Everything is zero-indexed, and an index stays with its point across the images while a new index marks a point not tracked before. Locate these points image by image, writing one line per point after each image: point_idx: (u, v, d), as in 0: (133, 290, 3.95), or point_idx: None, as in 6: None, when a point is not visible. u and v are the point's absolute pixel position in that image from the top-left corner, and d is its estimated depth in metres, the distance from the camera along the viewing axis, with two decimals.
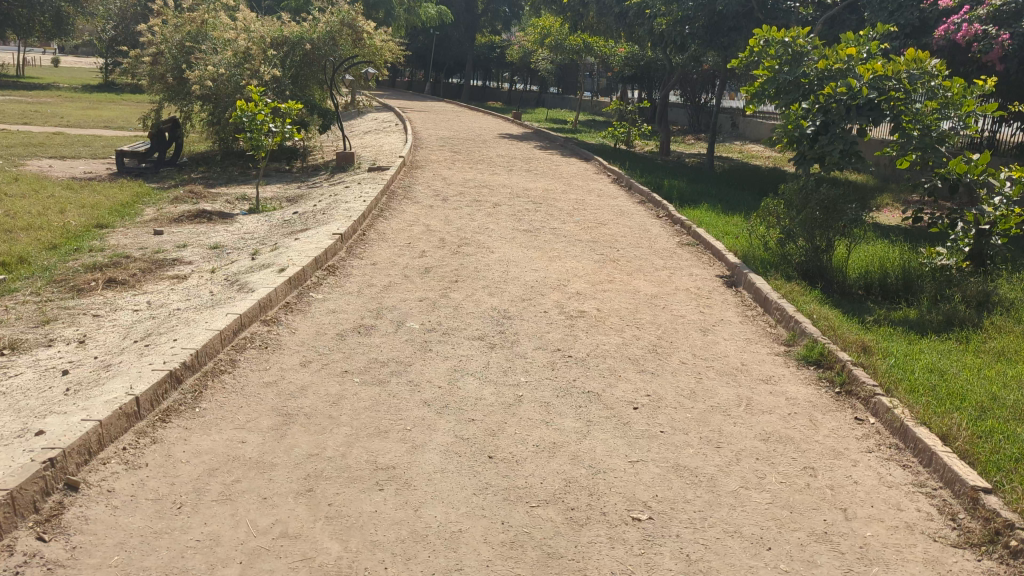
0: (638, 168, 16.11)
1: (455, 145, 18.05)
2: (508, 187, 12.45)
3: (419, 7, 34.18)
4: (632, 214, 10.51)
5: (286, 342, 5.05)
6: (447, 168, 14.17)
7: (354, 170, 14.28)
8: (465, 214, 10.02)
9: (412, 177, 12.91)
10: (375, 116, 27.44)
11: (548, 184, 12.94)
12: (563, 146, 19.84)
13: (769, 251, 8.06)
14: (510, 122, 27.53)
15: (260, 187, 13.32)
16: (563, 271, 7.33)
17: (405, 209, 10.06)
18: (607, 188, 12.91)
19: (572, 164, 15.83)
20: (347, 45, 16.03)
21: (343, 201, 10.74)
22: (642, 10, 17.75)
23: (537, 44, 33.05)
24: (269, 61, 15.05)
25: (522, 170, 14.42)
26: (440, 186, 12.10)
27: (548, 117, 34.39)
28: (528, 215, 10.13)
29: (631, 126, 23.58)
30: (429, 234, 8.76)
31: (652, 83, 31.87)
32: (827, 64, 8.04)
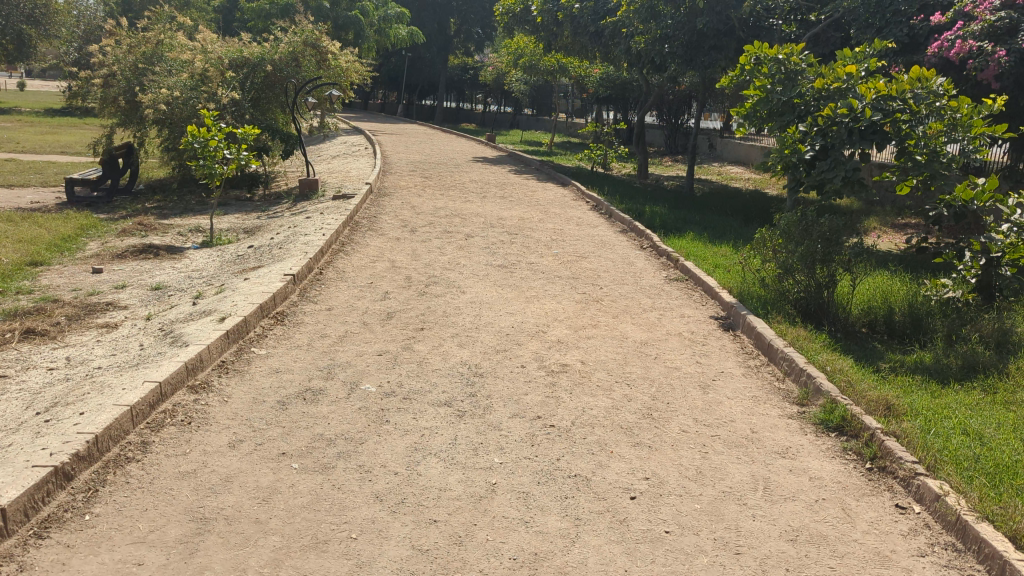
0: (617, 193, 15.48)
1: (426, 171, 17.33)
2: (480, 216, 11.74)
3: (390, 29, 33.59)
4: (612, 245, 9.82)
5: (214, 415, 4.24)
6: (417, 196, 13.44)
7: (318, 198, 13.50)
8: (434, 247, 9.28)
9: (379, 206, 12.17)
10: (345, 140, 26.68)
11: (523, 212, 12.25)
12: (538, 170, 19.20)
13: (766, 287, 7.37)
14: (484, 145, 26.92)
15: (217, 217, 12.50)
16: (541, 314, 6.60)
17: (369, 242, 9.30)
18: (585, 216, 12.23)
19: (548, 190, 15.17)
20: (312, 67, 15.30)
21: (302, 234, 9.95)
22: (618, 28, 17.19)
23: (510, 65, 32.53)
24: (228, 83, 14.26)
25: (496, 197, 13.73)
26: (409, 216, 11.36)
27: (523, 139, 33.90)
28: (501, 247, 9.40)
29: (607, 149, 23.03)
30: (394, 271, 8.00)
31: (627, 104, 31.46)
32: (825, 84, 7.39)
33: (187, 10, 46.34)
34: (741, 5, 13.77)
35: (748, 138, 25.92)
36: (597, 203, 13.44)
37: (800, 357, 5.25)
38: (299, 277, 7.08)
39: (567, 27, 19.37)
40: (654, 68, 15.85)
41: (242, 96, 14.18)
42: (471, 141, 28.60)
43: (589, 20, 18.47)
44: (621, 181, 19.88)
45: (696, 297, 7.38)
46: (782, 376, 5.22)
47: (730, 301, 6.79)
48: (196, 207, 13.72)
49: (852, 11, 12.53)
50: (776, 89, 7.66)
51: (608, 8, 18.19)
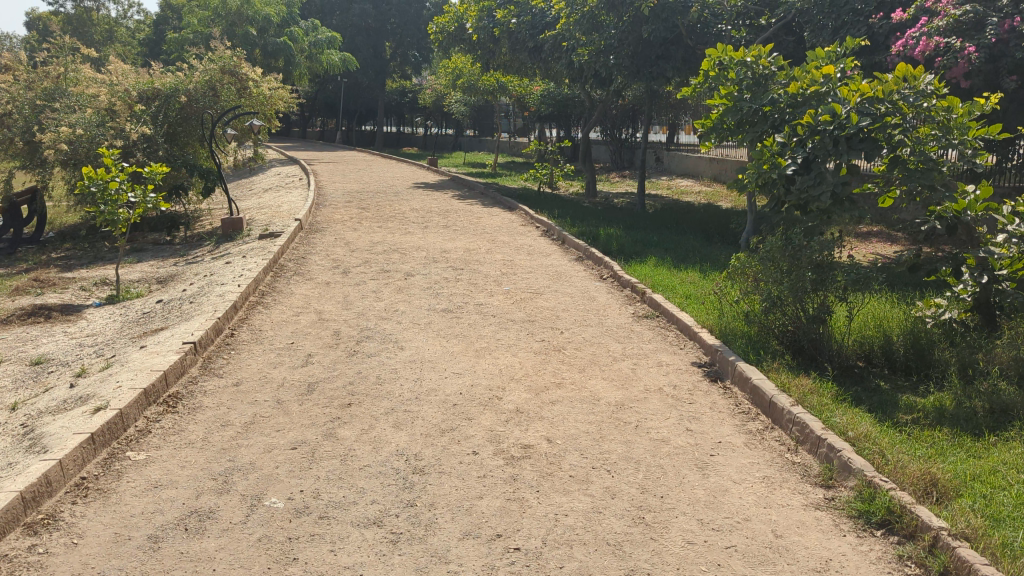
0: (568, 215, 14.54)
1: (364, 201, 16.20)
2: (422, 250, 10.67)
3: (321, 55, 32.41)
4: (569, 278, 8.83)
5: (53, 572, 3.09)
6: (352, 230, 12.33)
7: (243, 237, 12.30)
8: (369, 292, 8.18)
9: (310, 244, 11.03)
10: (278, 171, 25.38)
11: (468, 243, 11.21)
12: (483, 194, 18.21)
13: (751, 323, 6.43)
14: (426, 170, 25.89)
15: (128, 267, 11.22)
16: (495, 373, 5.54)
17: (295, 289, 8.17)
18: (537, 244, 11.24)
19: (494, 216, 14.17)
20: (232, 96, 14.10)
21: (218, 284, 8.76)
22: (558, 42, 16.34)
23: (448, 86, 31.58)
24: (138, 117, 12.97)
25: (439, 227, 12.69)
26: (342, 255, 10.24)
27: (466, 161, 32.99)
28: (445, 287, 8.33)
29: (553, 167, 22.18)
30: (321, 325, 6.89)
31: (570, 120, 30.79)
32: (800, 88, 6.51)
33: (110, 44, 44.48)
34: (688, 11, 12.98)
35: (695, 151, 25.35)
36: (548, 229, 12.48)
37: (813, 419, 4.29)
38: (202, 343, 5.92)
39: (505, 43, 18.47)
40: (599, 82, 15.01)
41: (155, 130, 12.91)
42: (412, 167, 27.52)
43: (528, 35, 17.57)
44: (569, 202, 19.00)
45: (672, 337, 6.42)
46: (794, 446, 4.27)
47: (713, 344, 5.85)
48: (107, 255, 12.39)
49: (804, 13, 11.84)
50: (745, 97, 6.77)
51: (547, 21, 17.32)
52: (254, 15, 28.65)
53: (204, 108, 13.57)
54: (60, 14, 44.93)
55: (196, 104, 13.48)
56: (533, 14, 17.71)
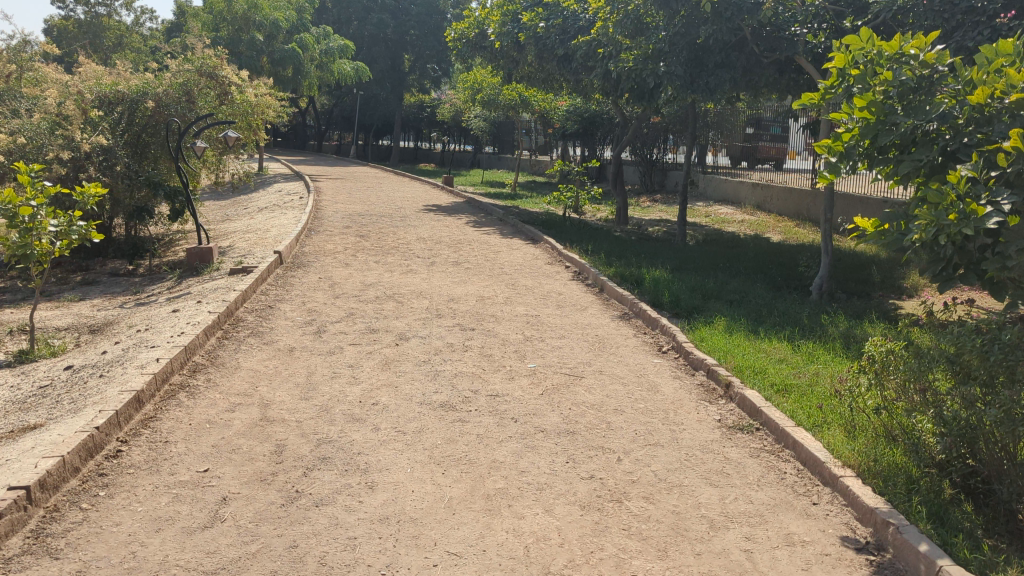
0: (603, 250, 12.31)
1: (364, 226, 14.08)
2: (422, 298, 8.47)
3: (334, 64, 30.44)
4: (618, 351, 6.54)
5: None
6: (342, 266, 10.18)
7: (212, 273, 10.17)
8: (344, 366, 5.98)
9: (285, 286, 8.86)
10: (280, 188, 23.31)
11: (481, 289, 9.00)
12: (502, 220, 16.05)
13: (913, 457, 4.16)
14: (442, 189, 23.78)
15: (64, 308, 9.13)
16: (520, 559, 3.30)
17: (242, 361, 5.96)
18: (568, 292, 8.99)
19: (513, 250, 11.97)
20: (211, 102, 12.00)
21: (147, 344, 6.55)
22: (593, 49, 14.21)
23: (467, 100, 29.52)
24: (94, 125, 10.89)
25: (449, 265, 10.51)
26: (320, 303, 8.06)
27: (485, 180, 30.98)
28: (446, 362, 6.11)
29: (579, 190, 20.00)
30: (260, 431, 4.67)
31: (598, 139, 28.70)
32: (992, 96, 4.22)
33: (119, 50, 42.64)
34: (756, 10, 10.75)
35: (732, 175, 23.13)
36: (582, 270, 10.25)
37: None
38: (46, 483, 3.64)
39: (530, 51, 16.35)
40: (642, 95, 12.80)
41: (114, 141, 10.85)
42: (426, 186, 25.41)
43: (557, 41, 15.42)
44: (598, 231, 16.80)
45: (794, 477, 4.16)
46: None
47: (876, 506, 3.61)
48: (48, 290, 10.31)
49: (906, 11, 9.60)
50: (899, 111, 4.53)
51: (580, 25, 15.17)
52: (261, 20, 26.69)
53: (175, 115, 11.44)
54: (67, 19, 43.28)
55: (168, 111, 11.37)
56: (564, 17, 15.56)
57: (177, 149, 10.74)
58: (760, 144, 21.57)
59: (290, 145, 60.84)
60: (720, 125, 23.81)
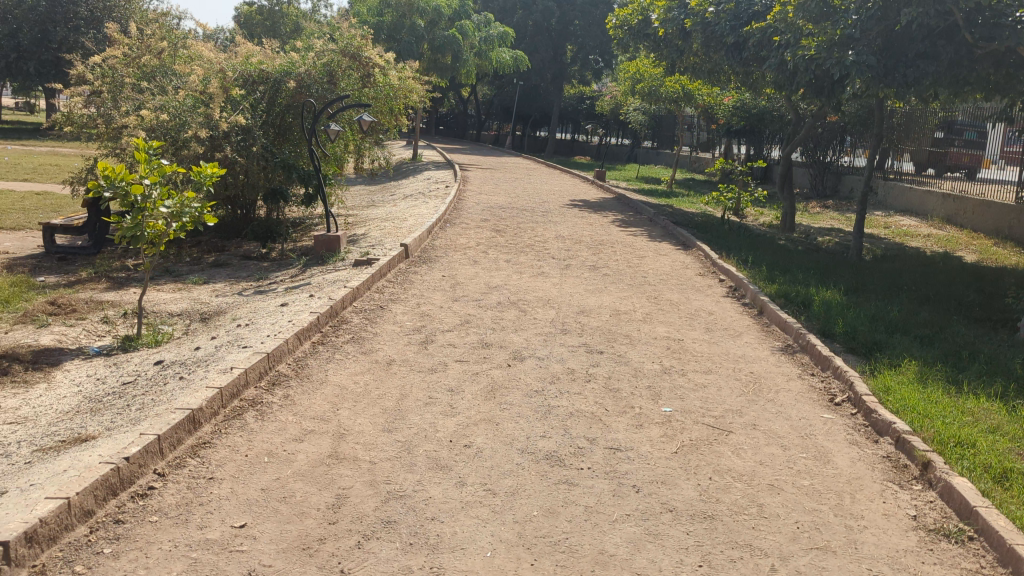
0: (762, 262, 10.93)
1: (503, 221, 13.34)
2: (549, 310, 7.53)
3: (494, 51, 30.00)
4: (776, 400, 5.32)
5: None
6: (470, 265, 9.44)
7: (337, 264, 9.68)
8: (443, 390, 5.13)
9: (405, 283, 8.18)
10: (429, 176, 23.05)
11: (618, 302, 7.96)
12: (652, 220, 14.87)
13: None
14: (593, 184, 22.76)
15: (186, 292, 8.87)
16: None
17: (330, 375, 5.22)
18: (717, 312, 7.78)
19: (660, 255, 10.81)
20: (353, 85, 11.59)
21: (239, 343, 5.96)
22: (769, 37, 12.74)
23: (627, 92, 28.31)
24: (235, 104, 10.68)
25: (586, 270, 9.53)
26: (437, 307, 7.30)
27: (640, 176, 29.69)
28: (562, 395, 5.14)
29: (741, 192, 18.42)
30: (323, 471, 3.87)
31: (766, 137, 26.76)
32: None
33: (295, 36, 44.16)
34: None
35: (916, 183, 20.72)
36: (738, 285, 8.96)
37: None
38: (37, 536, 2.92)
39: (697, 39, 15.02)
40: (821, 90, 11.27)
41: (252, 121, 10.63)
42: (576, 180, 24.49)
43: (727, 28, 14.02)
44: (759, 237, 15.28)
45: None
46: None
47: None
48: (178, 271, 10.18)
49: None
50: None
51: (755, 10, 13.69)
52: (424, 6, 26.56)
53: (313, 95, 11.08)
54: (253, 6, 45.58)
55: (308, 93, 11.03)
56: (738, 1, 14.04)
57: (311, 132, 10.32)
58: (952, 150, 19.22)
59: (450, 134, 61.66)
60: (907, 127, 21.38)
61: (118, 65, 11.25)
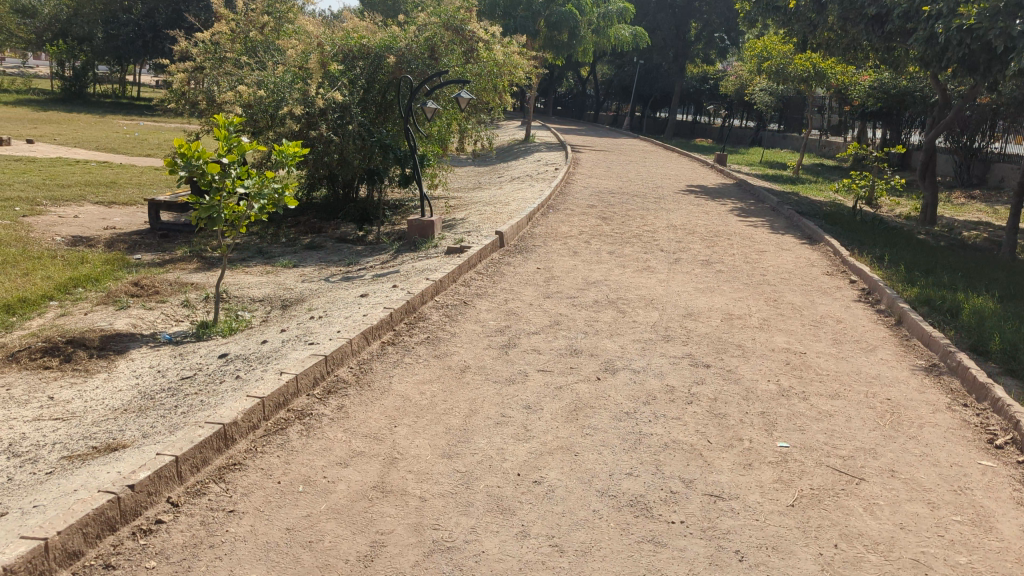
0: (899, 260, 9.73)
1: (611, 208, 12.56)
2: (651, 313, 6.77)
3: (612, 28, 28.94)
4: (920, 439, 4.39)
5: None
6: (569, 256, 8.77)
7: (429, 250, 9.20)
8: (518, 406, 4.48)
9: (495, 276, 7.58)
10: (539, 158, 22.40)
11: (730, 305, 7.10)
12: (774, 209, 13.72)
13: None
14: (712, 169, 21.54)
15: (273, 276, 8.58)
16: None
17: (394, 383, 4.65)
18: (845, 320, 6.80)
19: (782, 250, 9.80)
20: (456, 61, 11.07)
21: (307, 339, 5.50)
22: (917, 8, 11.36)
23: (752, 71, 26.74)
24: (334, 81, 10.34)
25: (697, 265, 8.67)
26: (526, 305, 6.67)
27: (764, 160, 28.07)
28: (656, 421, 4.40)
29: (875, 179, 16.89)
30: (363, 507, 3.30)
31: (905, 120, 24.71)
32: None
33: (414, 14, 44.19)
34: None
35: None
36: (871, 288, 7.88)
37: None
38: None
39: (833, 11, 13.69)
40: (979, 67, 9.91)
41: (350, 99, 10.28)
42: (694, 163, 23.31)
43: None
44: (894, 231, 13.87)
45: None
46: None
47: None
48: (271, 252, 9.95)
49: None
50: None
51: None
52: None
53: (412, 73, 10.60)
54: None
55: (408, 69, 10.55)
56: None
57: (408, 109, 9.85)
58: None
59: (567, 114, 60.77)
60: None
61: (223, 41, 11.12)
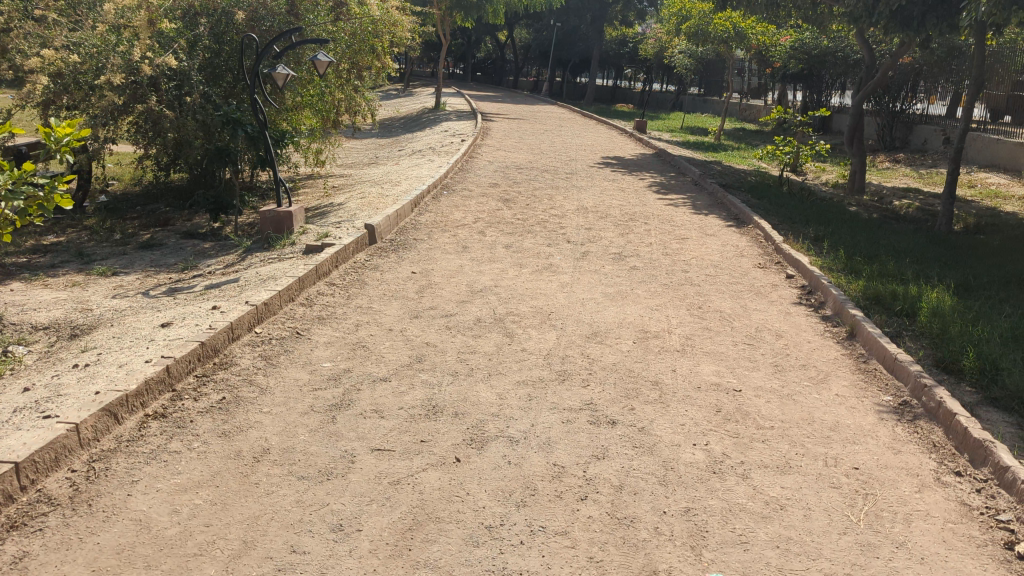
0: (838, 243, 8.50)
1: (515, 188, 11.04)
2: (544, 333, 5.29)
3: None
4: (911, 549, 3.00)
5: None
6: (455, 254, 7.25)
7: (284, 249, 7.53)
8: (320, 530, 2.93)
9: (352, 287, 5.97)
10: (447, 128, 20.74)
11: (644, 318, 5.68)
12: (697, 183, 12.46)
13: None
14: (630, 137, 20.26)
15: (78, 291, 6.81)
16: None
17: (130, 498, 3.06)
18: (785, 335, 5.43)
19: (706, 236, 8.46)
20: (324, 18, 9.58)
21: (44, 407, 3.86)
22: None
23: (671, 32, 25.57)
24: (167, 44, 8.57)
25: (607, 261, 7.24)
26: (382, 331, 5.11)
27: (686, 125, 26.97)
28: (530, 544, 2.91)
29: (800, 145, 15.83)
30: None
31: (827, 82, 23.88)
32: None
33: None
34: None
35: (1007, 135, 17.84)
36: (812, 287, 6.54)
37: None
38: None
39: None
40: None
41: (189, 63, 8.62)
42: (612, 131, 22.00)
43: None
44: (825, 203, 12.76)
45: None
46: None
47: None
48: (94, 256, 8.12)
49: None
50: None
51: None
52: None
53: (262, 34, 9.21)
54: None
55: (261, 28, 9.13)
56: None
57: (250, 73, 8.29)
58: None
59: (487, 81, 58.88)
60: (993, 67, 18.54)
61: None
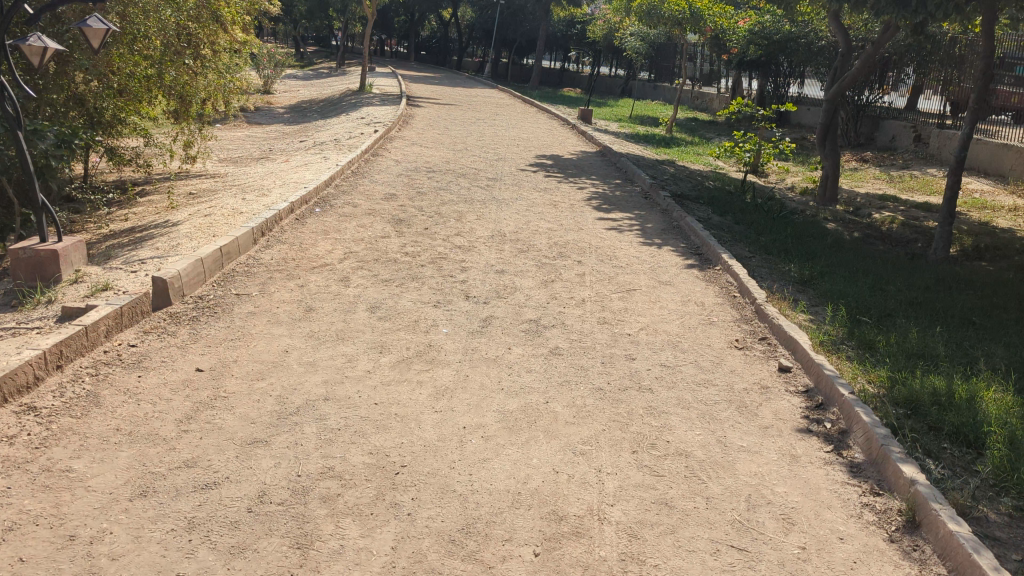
0: (835, 296, 6.27)
1: (416, 202, 8.60)
2: (371, 533, 2.89)
3: None
4: None
5: None
6: (286, 327, 4.81)
7: (32, 312, 5.01)
8: None
9: (64, 418, 3.50)
10: (364, 115, 18.14)
11: (558, 480, 3.32)
12: (647, 193, 10.19)
13: None
14: (573, 129, 17.91)
15: None
16: None
17: None
18: (797, 522, 3.14)
19: (659, 285, 6.16)
20: None
21: None
22: None
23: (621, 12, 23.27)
24: None
25: (513, 337, 4.88)
26: (50, 548, 2.67)
27: (635, 114, 24.71)
28: None
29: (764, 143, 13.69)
30: None
31: (787, 71, 21.80)
32: None
33: None
34: None
35: (985, 134, 15.96)
36: (824, 395, 4.25)
37: None
38: None
39: None
40: None
41: None
42: (554, 121, 19.64)
43: None
44: (799, 219, 10.59)
45: None
46: None
47: None
48: None
49: None
50: None
51: None
52: None
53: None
54: None
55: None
56: None
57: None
58: (1002, 87, 15.82)
59: (433, 61, 55.89)
60: (965, 58, 16.62)
61: None
